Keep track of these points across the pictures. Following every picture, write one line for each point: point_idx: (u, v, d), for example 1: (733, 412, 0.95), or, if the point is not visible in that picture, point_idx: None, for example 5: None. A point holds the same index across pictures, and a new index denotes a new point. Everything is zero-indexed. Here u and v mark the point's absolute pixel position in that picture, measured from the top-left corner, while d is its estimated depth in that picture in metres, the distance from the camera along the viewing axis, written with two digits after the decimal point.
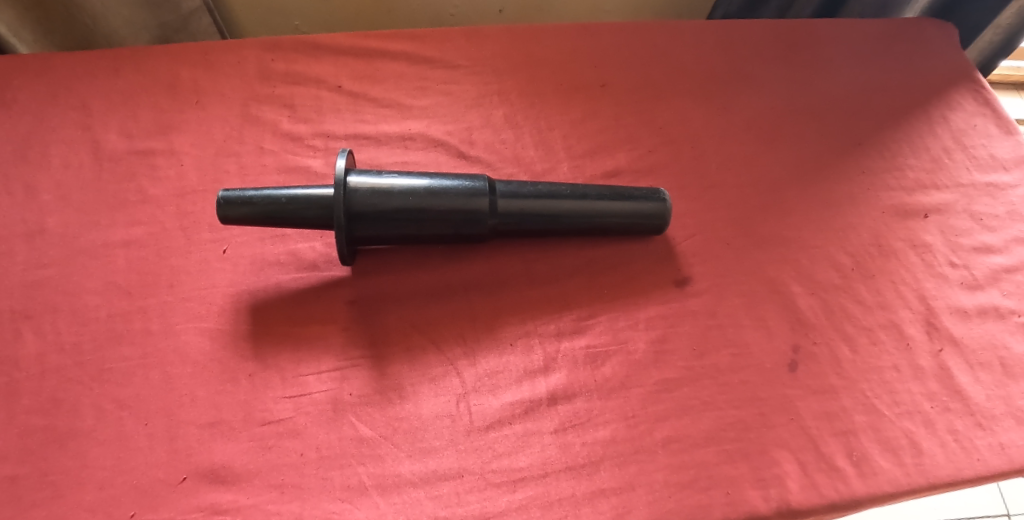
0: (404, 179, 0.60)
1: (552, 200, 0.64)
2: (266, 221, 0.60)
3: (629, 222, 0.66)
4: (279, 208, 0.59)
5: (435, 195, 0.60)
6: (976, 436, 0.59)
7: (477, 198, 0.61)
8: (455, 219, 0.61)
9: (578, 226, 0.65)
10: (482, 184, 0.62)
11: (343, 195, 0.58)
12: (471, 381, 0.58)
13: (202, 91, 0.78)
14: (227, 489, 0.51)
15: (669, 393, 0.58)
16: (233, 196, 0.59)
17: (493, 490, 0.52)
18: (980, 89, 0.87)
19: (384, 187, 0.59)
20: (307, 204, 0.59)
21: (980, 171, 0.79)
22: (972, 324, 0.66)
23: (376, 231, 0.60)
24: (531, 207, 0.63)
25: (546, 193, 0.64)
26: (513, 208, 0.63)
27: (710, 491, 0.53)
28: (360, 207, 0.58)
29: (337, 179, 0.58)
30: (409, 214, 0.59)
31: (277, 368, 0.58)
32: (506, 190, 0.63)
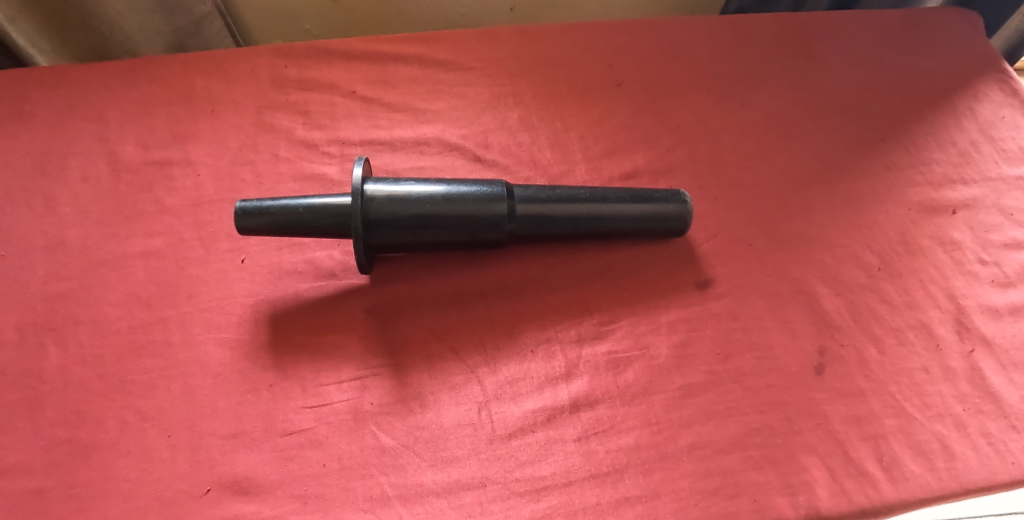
0: (421, 185, 0.60)
1: (571, 204, 0.63)
2: (283, 231, 0.59)
3: (650, 225, 0.65)
4: (296, 218, 0.59)
5: (452, 201, 0.59)
6: (1011, 439, 0.57)
7: (495, 203, 0.60)
8: (472, 225, 0.60)
9: (597, 230, 0.64)
10: (501, 189, 0.61)
11: (361, 204, 0.57)
12: (492, 389, 0.57)
13: (217, 100, 0.78)
14: (251, 500, 0.52)
15: (693, 398, 0.57)
16: (249, 207, 0.58)
17: (516, 499, 0.52)
18: (1008, 79, 0.85)
19: (401, 194, 0.58)
20: (324, 213, 0.59)
21: (1009, 164, 0.76)
22: (1004, 323, 0.64)
23: (395, 238, 0.59)
24: (549, 211, 0.63)
25: (564, 197, 0.64)
26: (531, 212, 0.62)
27: (737, 498, 0.52)
28: (378, 216, 0.58)
29: (353, 188, 0.57)
30: (427, 221, 0.59)
31: (298, 377, 0.58)
32: (524, 194, 0.63)
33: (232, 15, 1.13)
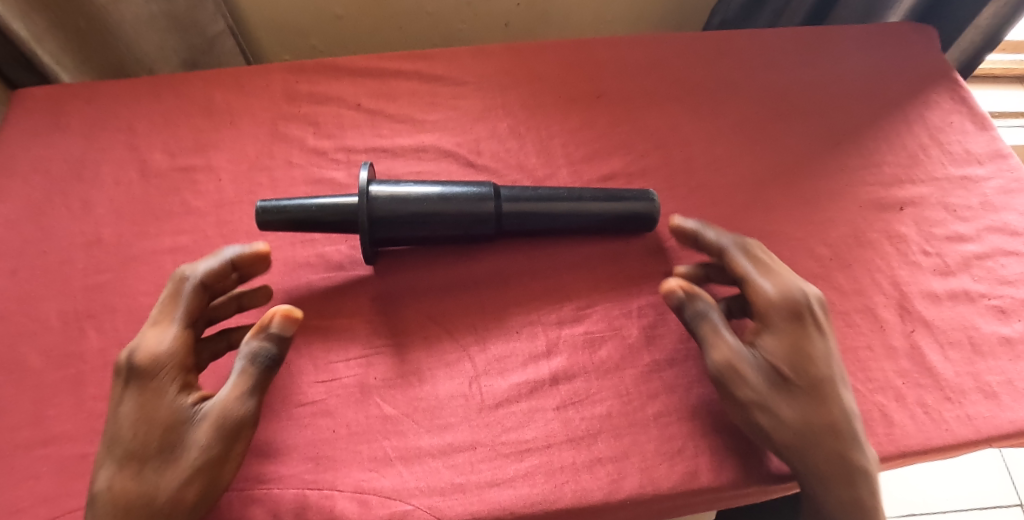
0: (419, 186, 0.68)
1: (552, 203, 0.71)
2: (299, 227, 0.67)
3: (624, 222, 0.73)
4: (310, 216, 0.67)
5: (446, 201, 0.68)
6: (945, 408, 0.64)
7: (483, 202, 0.68)
8: (463, 221, 0.68)
9: (576, 226, 0.73)
10: (489, 190, 0.69)
11: (366, 203, 0.66)
12: (482, 365, 0.64)
13: (235, 112, 0.86)
14: (270, 461, 0.59)
15: (660, 372, 0.64)
16: (269, 207, 0.67)
17: (502, 459, 0.59)
18: (958, 88, 0.93)
19: (402, 194, 0.67)
20: (334, 211, 0.67)
21: (955, 166, 0.84)
22: (943, 307, 0.71)
23: (396, 233, 0.68)
24: (532, 209, 0.71)
25: (546, 197, 0.72)
26: (517, 210, 0.70)
27: (697, 458, 0.59)
28: (381, 213, 0.66)
29: (360, 189, 0.65)
30: (423, 218, 0.67)
31: (310, 355, 0.65)
32: (509, 194, 0.71)
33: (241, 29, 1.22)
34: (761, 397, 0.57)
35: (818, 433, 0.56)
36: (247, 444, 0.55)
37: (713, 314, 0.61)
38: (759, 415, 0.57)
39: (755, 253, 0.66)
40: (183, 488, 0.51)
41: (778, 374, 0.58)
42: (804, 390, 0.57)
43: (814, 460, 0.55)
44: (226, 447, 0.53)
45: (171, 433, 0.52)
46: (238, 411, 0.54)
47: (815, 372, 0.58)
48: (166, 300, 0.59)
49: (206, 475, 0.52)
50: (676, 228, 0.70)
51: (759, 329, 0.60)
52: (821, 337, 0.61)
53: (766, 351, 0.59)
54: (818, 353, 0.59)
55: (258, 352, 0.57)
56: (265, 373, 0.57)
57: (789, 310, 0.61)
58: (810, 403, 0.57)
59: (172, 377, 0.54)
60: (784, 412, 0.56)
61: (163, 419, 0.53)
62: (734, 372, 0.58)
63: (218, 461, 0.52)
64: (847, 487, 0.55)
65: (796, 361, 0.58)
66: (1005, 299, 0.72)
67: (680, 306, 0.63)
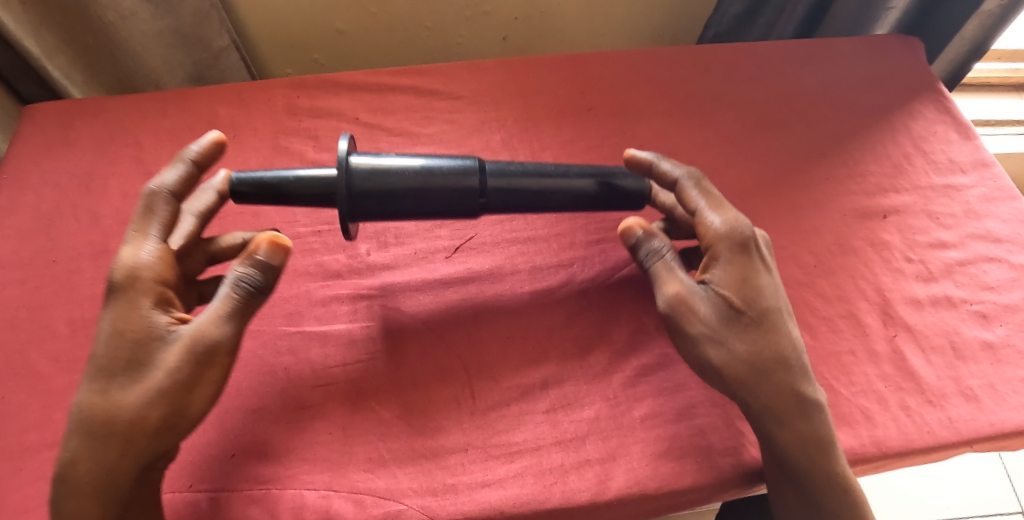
0: (401, 159, 0.65)
1: (539, 178, 0.69)
2: (275, 197, 0.65)
3: (608, 197, 0.72)
4: (288, 186, 0.64)
5: (428, 174, 0.64)
6: (927, 412, 0.66)
7: (468, 176, 0.65)
8: (449, 194, 0.65)
9: (562, 200, 0.71)
10: (472, 163, 0.67)
11: (346, 175, 0.62)
12: (474, 370, 0.67)
13: (238, 127, 0.89)
14: (269, 463, 0.61)
15: (647, 376, 0.66)
16: (244, 179, 0.65)
17: (493, 461, 0.61)
18: (943, 98, 0.95)
19: (383, 165, 0.63)
20: (308, 182, 0.64)
21: (939, 175, 0.86)
22: (926, 312, 0.73)
23: (380, 208, 0.64)
24: (520, 184, 0.68)
25: (531, 170, 0.70)
26: (502, 184, 0.68)
27: (682, 459, 0.61)
28: (362, 186, 0.62)
29: (339, 159, 0.62)
30: (405, 190, 0.63)
31: (309, 361, 0.67)
32: (494, 169, 0.68)
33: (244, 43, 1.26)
34: (711, 332, 0.60)
35: (767, 362, 0.59)
36: (223, 377, 0.57)
37: (667, 255, 0.65)
38: (709, 348, 0.60)
39: (704, 188, 0.68)
40: (147, 406, 0.53)
41: (725, 307, 0.61)
42: (753, 319, 0.61)
43: (763, 391, 0.59)
44: (196, 373, 0.55)
45: (143, 347, 0.55)
46: (215, 336, 0.56)
47: (761, 300, 0.62)
48: (139, 213, 0.61)
49: (173, 398, 0.54)
50: (628, 161, 0.71)
51: (706, 265, 0.64)
52: (765, 267, 0.64)
53: (712, 285, 0.63)
54: (763, 285, 0.63)
55: (246, 277, 0.58)
56: (247, 302, 0.58)
57: (735, 243, 0.64)
58: (758, 331, 0.60)
59: (152, 294, 0.57)
60: (734, 344, 0.60)
61: (140, 334, 0.55)
62: (685, 308, 0.61)
63: (187, 384, 0.55)
64: (802, 424, 0.58)
65: (740, 292, 0.62)
66: (986, 305, 0.74)
67: (636, 244, 0.67)
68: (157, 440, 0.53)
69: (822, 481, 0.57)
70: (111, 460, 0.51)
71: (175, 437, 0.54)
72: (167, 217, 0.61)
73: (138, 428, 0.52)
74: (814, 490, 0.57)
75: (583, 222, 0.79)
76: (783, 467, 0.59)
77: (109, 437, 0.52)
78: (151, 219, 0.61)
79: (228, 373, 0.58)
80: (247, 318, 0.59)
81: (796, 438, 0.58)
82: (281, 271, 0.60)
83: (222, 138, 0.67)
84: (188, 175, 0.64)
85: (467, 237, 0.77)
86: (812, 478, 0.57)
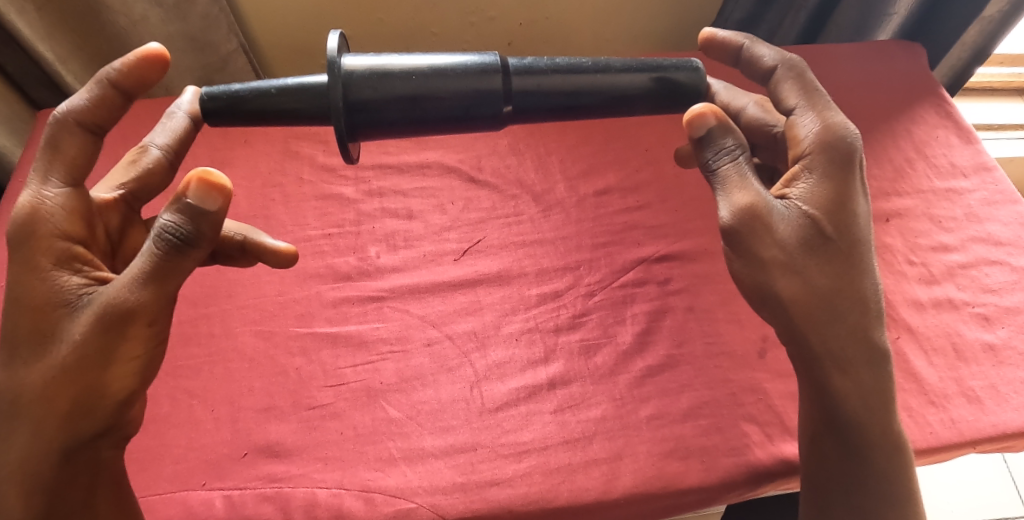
0: (410, 57, 0.44)
1: (579, 76, 0.48)
2: (247, 117, 0.46)
3: (672, 102, 0.51)
4: (264, 101, 0.45)
5: (440, 74, 0.43)
6: (929, 412, 0.67)
7: (489, 74, 0.44)
8: (466, 102, 0.44)
9: (610, 110, 0.50)
10: (490, 56, 0.45)
11: (339, 78, 0.42)
12: (482, 370, 0.68)
13: (249, 131, 0.90)
14: (281, 462, 0.62)
15: (652, 377, 0.67)
16: (214, 91, 0.46)
17: (502, 460, 0.62)
18: (944, 103, 0.96)
19: (387, 68, 0.43)
20: (300, 94, 0.44)
21: (940, 179, 0.87)
22: (928, 314, 0.74)
23: (385, 125, 0.44)
24: (556, 85, 0.47)
25: (566, 66, 0.48)
26: (531, 86, 0.46)
27: (688, 459, 0.62)
28: (363, 94, 0.42)
29: (330, 60, 0.42)
30: (420, 102, 0.43)
31: (320, 361, 0.69)
32: (519, 64, 0.46)
33: (252, 48, 1.29)
34: (788, 257, 0.51)
35: (844, 299, 0.52)
36: (147, 348, 0.47)
37: (742, 159, 0.52)
38: (780, 277, 0.51)
39: (805, 80, 0.56)
40: (53, 384, 0.44)
41: (809, 227, 0.52)
42: (841, 249, 0.52)
43: (831, 334, 0.53)
44: (108, 347, 0.45)
45: (46, 314, 0.45)
46: (126, 302, 0.44)
47: (853, 223, 0.52)
48: (45, 147, 0.48)
49: (84, 379, 0.45)
50: (704, 43, 0.61)
51: (792, 176, 0.53)
52: (863, 186, 0.54)
53: (797, 201, 0.52)
54: (859, 210, 0.53)
55: (172, 226, 0.44)
56: (173, 253, 0.45)
57: (835, 153, 0.52)
58: (844, 262, 0.52)
59: (53, 252, 0.46)
60: (814, 274, 0.52)
61: (40, 301, 0.45)
62: (755, 224, 0.50)
63: (97, 360, 0.45)
64: (866, 374, 0.54)
65: (830, 211, 0.52)
66: (988, 307, 0.75)
67: (706, 137, 0.52)
68: (71, 426, 0.45)
69: (874, 433, 0.54)
70: (22, 447, 0.45)
71: (95, 422, 0.46)
72: (84, 157, 0.49)
73: (47, 412, 0.44)
74: (860, 440, 0.55)
75: (589, 225, 0.80)
76: (833, 418, 0.55)
77: (18, 415, 0.45)
78: (66, 158, 0.48)
79: (156, 344, 0.48)
80: (164, 282, 0.45)
81: (855, 388, 0.54)
82: (218, 218, 0.45)
83: (164, 53, 0.50)
84: (105, 98, 0.49)
85: (475, 240, 0.79)
86: (864, 430, 0.54)
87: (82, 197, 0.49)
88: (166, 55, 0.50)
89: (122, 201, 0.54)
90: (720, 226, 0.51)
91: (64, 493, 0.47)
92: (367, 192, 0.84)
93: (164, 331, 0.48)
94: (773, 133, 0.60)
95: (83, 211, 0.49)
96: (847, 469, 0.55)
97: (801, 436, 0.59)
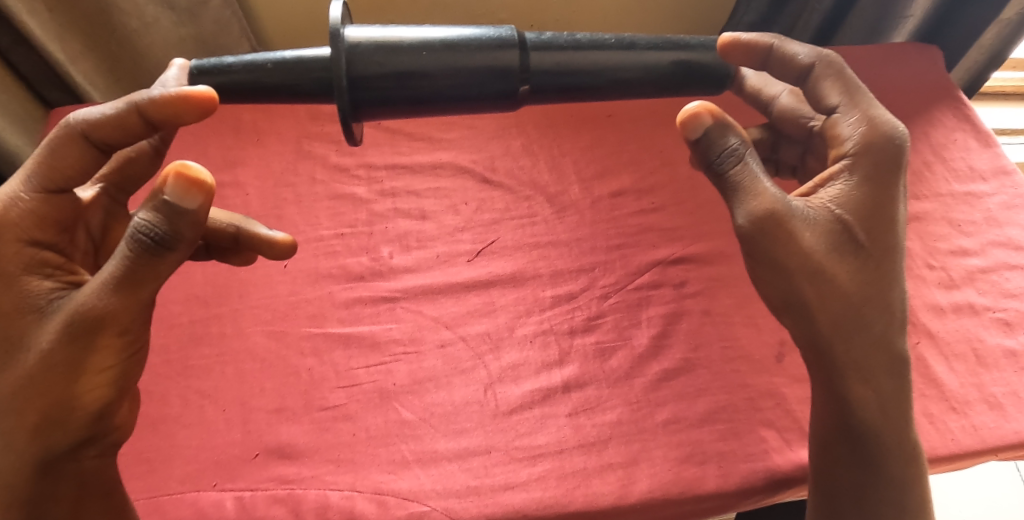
0: (416, 30, 0.43)
1: (600, 52, 0.48)
2: (247, 95, 0.45)
3: (689, 78, 0.52)
4: (262, 76, 0.44)
5: (453, 49, 0.42)
6: (951, 419, 0.65)
7: (505, 49, 0.43)
8: (481, 77, 0.43)
9: (628, 88, 0.50)
10: (508, 31, 0.44)
11: (343, 52, 0.41)
12: (496, 373, 0.67)
13: (262, 130, 0.90)
14: (293, 464, 0.61)
15: (668, 381, 0.67)
16: (208, 68, 0.46)
17: (516, 464, 0.61)
18: (961, 106, 0.95)
19: (393, 41, 0.42)
20: (294, 68, 0.43)
21: (959, 182, 0.86)
22: (948, 319, 0.73)
23: (390, 100, 0.43)
24: (575, 62, 0.47)
25: (587, 43, 0.48)
26: (550, 63, 0.46)
27: (705, 464, 0.61)
28: (365, 67, 0.41)
29: (331, 30, 0.41)
30: (431, 76, 0.42)
31: (332, 362, 0.68)
32: (537, 39, 0.46)
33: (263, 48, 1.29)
34: (817, 263, 0.49)
35: (872, 308, 0.52)
36: (120, 360, 0.46)
37: (747, 158, 0.49)
38: (807, 285, 0.50)
39: (845, 75, 0.52)
40: (22, 396, 0.44)
41: (841, 232, 0.50)
42: (873, 256, 0.51)
43: (857, 344, 0.52)
44: (75, 359, 0.44)
45: (13, 321, 0.45)
46: (92, 310, 0.43)
47: (886, 231, 0.51)
48: (46, 149, 0.46)
49: (51, 392, 0.44)
50: (725, 48, 0.51)
51: (827, 177, 0.52)
52: (902, 191, 0.53)
53: (830, 203, 0.51)
54: (897, 217, 0.52)
55: (145, 225, 0.43)
56: (147, 256, 0.43)
57: (875, 156, 0.50)
58: (876, 270, 0.51)
59: (20, 258, 0.46)
60: (844, 281, 0.51)
61: (8, 305, 0.45)
62: (777, 228, 0.48)
63: (65, 373, 0.44)
64: (886, 383, 0.53)
65: (863, 216, 0.50)
66: (1009, 312, 0.73)
67: (704, 138, 0.50)
68: (41, 440, 0.45)
69: (891, 442, 0.54)
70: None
71: (67, 435, 0.46)
72: (84, 167, 0.47)
73: (18, 424, 0.44)
74: (876, 450, 0.54)
75: (604, 227, 0.79)
76: (854, 428, 0.54)
77: None
78: (60, 164, 0.46)
79: (130, 354, 0.47)
80: (135, 289, 0.44)
81: (874, 397, 0.53)
82: (197, 218, 0.43)
83: (211, 97, 0.44)
84: (127, 122, 0.46)
85: (489, 241, 0.78)
86: (881, 443, 0.54)
87: (57, 203, 0.48)
88: (213, 99, 0.44)
89: (103, 195, 0.54)
90: (735, 227, 0.50)
91: (46, 506, 0.47)
92: (380, 192, 0.84)
93: (137, 341, 0.47)
94: (809, 126, 0.59)
95: (55, 216, 0.48)
96: (860, 478, 0.54)
97: (812, 442, 0.58)
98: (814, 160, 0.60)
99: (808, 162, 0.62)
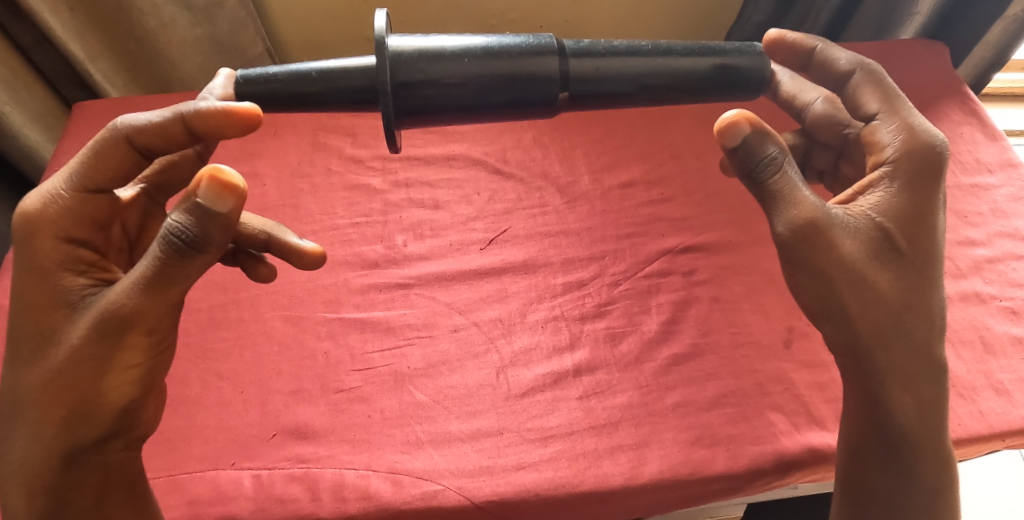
0: (457, 38, 0.44)
1: (636, 59, 0.48)
2: (290, 101, 0.46)
3: (728, 84, 0.51)
4: (307, 85, 0.45)
5: (495, 56, 0.44)
6: (958, 404, 0.66)
7: (545, 56, 0.45)
8: (520, 80, 0.44)
9: (662, 94, 0.50)
10: (548, 39, 0.45)
11: (387, 59, 0.42)
12: (508, 357, 0.68)
13: (279, 123, 0.92)
14: (309, 443, 0.63)
15: (677, 366, 0.68)
16: (253, 76, 0.47)
17: (528, 444, 0.62)
18: (968, 101, 0.95)
19: (434, 48, 0.43)
20: (339, 77, 0.44)
21: (965, 174, 0.87)
22: (955, 308, 0.73)
23: (431, 104, 0.44)
24: (611, 69, 0.48)
25: (624, 49, 0.48)
26: (589, 69, 0.47)
27: (714, 447, 0.62)
28: (409, 74, 0.43)
29: (376, 39, 0.42)
30: (471, 83, 0.44)
31: (348, 346, 0.70)
32: (576, 47, 0.47)
33: (279, 50, 1.32)
34: (856, 269, 0.51)
35: (913, 315, 0.53)
36: (146, 358, 0.48)
37: (787, 166, 0.49)
38: (847, 293, 0.51)
39: (884, 85, 0.54)
40: (50, 388, 0.46)
41: (881, 240, 0.52)
42: (913, 263, 0.52)
43: (897, 351, 0.53)
44: (104, 356, 0.46)
45: (47, 316, 0.47)
46: (122, 308, 0.45)
47: (927, 237, 0.52)
48: (91, 150, 0.48)
49: (79, 386, 0.46)
50: (771, 44, 0.59)
51: (866, 185, 0.53)
52: (942, 199, 0.53)
53: (871, 210, 0.52)
54: (937, 225, 0.53)
55: (177, 226, 0.44)
56: (178, 258, 0.44)
57: (917, 164, 0.51)
58: (915, 277, 0.52)
59: (57, 254, 0.47)
60: (883, 286, 0.52)
61: (43, 300, 0.47)
62: (817, 235, 0.49)
63: (93, 368, 0.46)
64: (925, 387, 0.54)
65: (903, 223, 0.51)
66: (1015, 301, 0.74)
67: (742, 146, 0.49)
68: (69, 432, 0.47)
69: (927, 448, 0.54)
70: (24, 450, 0.47)
71: (93, 430, 0.48)
72: (124, 169, 0.48)
73: (45, 416, 0.46)
74: (912, 455, 0.55)
75: (614, 217, 0.81)
76: (888, 434, 0.55)
77: (19, 417, 0.47)
78: (105, 165, 0.48)
79: (156, 353, 0.49)
80: (163, 289, 0.45)
81: (913, 404, 0.54)
82: (227, 222, 0.44)
83: (257, 113, 0.45)
84: (168, 132, 0.47)
85: (501, 230, 0.80)
86: (916, 448, 0.54)
87: (98, 202, 0.49)
88: (257, 115, 0.45)
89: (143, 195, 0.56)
90: (774, 235, 0.50)
91: (70, 494, 0.49)
92: (394, 183, 0.85)
93: (163, 340, 0.49)
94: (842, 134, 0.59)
95: (93, 214, 0.49)
96: (896, 485, 0.55)
97: (841, 445, 0.59)
98: (848, 165, 0.61)
99: (841, 167, 0.62)
